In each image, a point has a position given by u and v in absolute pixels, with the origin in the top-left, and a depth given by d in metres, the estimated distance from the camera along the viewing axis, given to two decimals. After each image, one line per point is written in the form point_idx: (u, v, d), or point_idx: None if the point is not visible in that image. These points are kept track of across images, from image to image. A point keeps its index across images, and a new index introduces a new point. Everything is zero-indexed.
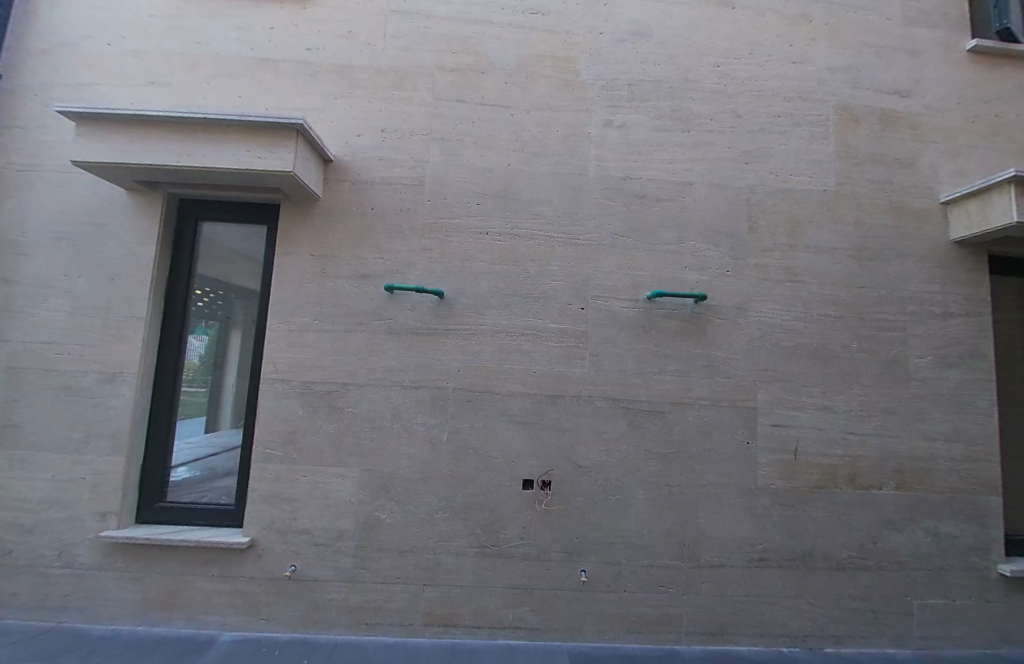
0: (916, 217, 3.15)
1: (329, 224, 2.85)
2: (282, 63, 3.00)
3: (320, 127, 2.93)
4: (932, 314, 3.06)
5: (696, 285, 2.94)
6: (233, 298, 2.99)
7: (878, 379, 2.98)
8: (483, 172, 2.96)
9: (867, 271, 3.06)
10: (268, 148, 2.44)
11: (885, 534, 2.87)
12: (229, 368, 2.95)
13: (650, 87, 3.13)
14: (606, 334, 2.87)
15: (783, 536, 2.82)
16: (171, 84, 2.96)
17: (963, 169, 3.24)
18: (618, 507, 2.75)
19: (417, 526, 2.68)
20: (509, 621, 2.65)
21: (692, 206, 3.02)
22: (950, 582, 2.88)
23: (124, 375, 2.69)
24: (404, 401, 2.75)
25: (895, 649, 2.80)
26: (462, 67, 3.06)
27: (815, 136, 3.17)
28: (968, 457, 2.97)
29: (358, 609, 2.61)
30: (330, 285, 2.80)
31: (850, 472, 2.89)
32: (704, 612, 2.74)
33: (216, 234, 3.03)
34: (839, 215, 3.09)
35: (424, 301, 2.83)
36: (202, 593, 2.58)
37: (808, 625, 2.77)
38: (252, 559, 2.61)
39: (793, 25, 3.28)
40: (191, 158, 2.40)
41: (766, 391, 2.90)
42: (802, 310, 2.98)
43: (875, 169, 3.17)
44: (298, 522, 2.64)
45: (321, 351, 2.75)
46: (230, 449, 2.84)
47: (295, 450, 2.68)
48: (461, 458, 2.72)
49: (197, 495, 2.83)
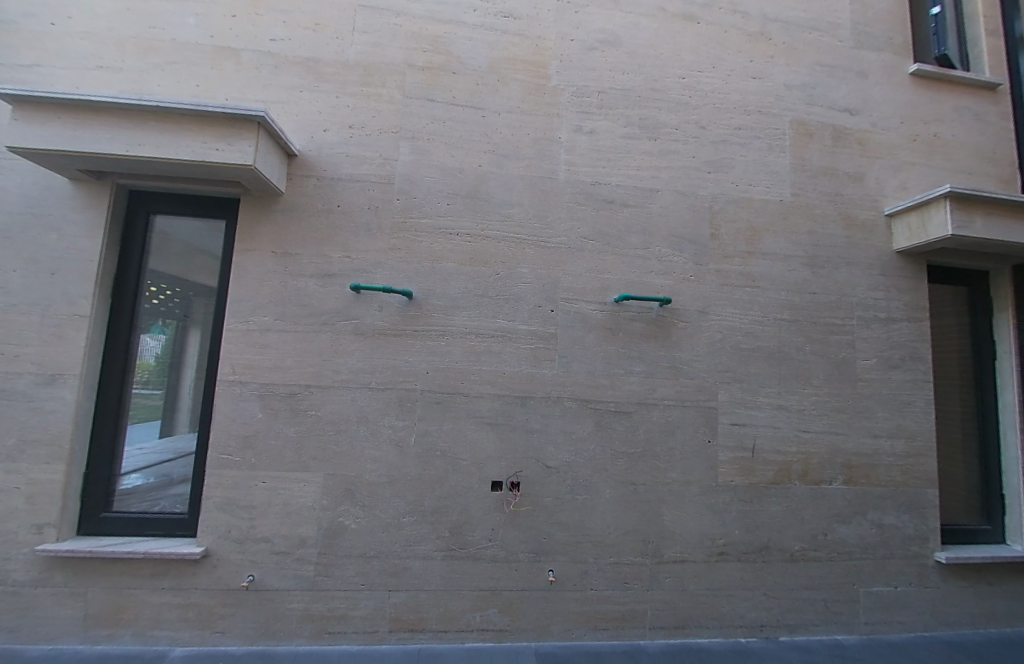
0: (863, 227, 3.35)
1: (293, 220, 2.76)
2: (243, 53, 2.89)
3: (284, 120, 2.84)
4: (878, 319, 3.27)
5: (661, 289, 3.02)
6: (191, 294, 2.85)
7: (829, 380, 3.15)
8: (454, 173, 2.95)
9: (820, 278, 3.23)
10: (225, 140, 2.33)
11: (834, 526, 3.04)
12: (186, 368, 2.81)
13: (619, 96, 3.20)
14: (575, 336, 2.91)
15: (741, 531, 2.94)
16: (123, 69, 2.79)
17: (904, 184, 3.48)
18: (585, 507, 2.79)
19: (383, 531, 2.63)
20: (476, 624, 2.64)
21: (658, 212, 3.11)
22: (892, 570, 3.08)
23: (66, 378, 2.51)
24: (371, 403, 2.69)
25: (844, 636, 2.96)
26: (433, 66, 3.04)
27: (772, 149, 3.33)
28: (909, 452, 3.18)
29: (321, 618, 2.53)
30: (293, 284, 2.71)
31: (803, 467, 3.04)
32: (667, 607, 2.82)
33: (171, 227, 2.88)
34: (794, 224, 3.26)
35: (392, 301, 2.78)
36: (151, 607, 2.43)
37: (763, 615, 2.90)
38: (205, 570, 2.48)
39: (753, 42, 3.44)
40: (142, 147, 2.27)
41: (726, 391, 3.02)
42: (760, 314, 3.12)
43: (826, 181, 3.36)
44: (256, 530, 2.54)
45: (284, 352, 2.66)
46: (186, 455, 2.70)
47: (254, 455, 2.57)
48: (429, 461, 2.69)
49: (149, 503, 2.68)
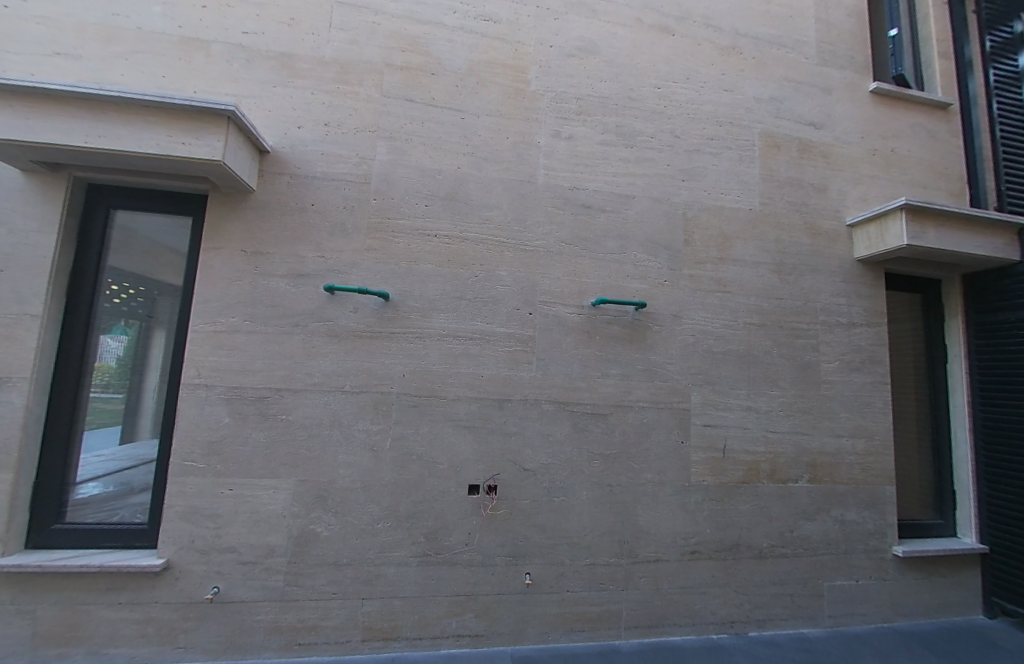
0: (827, 236, 3.51)
1: (264, 219, 2.68)
2: (213, 45, 2.79)
3: (255, 114, 2.76)
4: (840, 323, 3.43)
5: (637, 294, 3.08)
6: (155, 293, 2.73)
7: (795, 382, 3.27)
8: (432, 174, 2.93)
9: (786, 284, 3.36)
10: (193, 133, 2.25)
11: (800, 522, 3.15)
12: (150, 370, 2.68)
13: (596, 103, 3.25)
14: (553, 339, 2.93)
15: (713, 529, 3.01)
16: (82, 57, 2.65)
17: (864, 195, 3.66)
18: (562, 509, 2.80)
19: (356, 538, 2.57)
20: (452, 630, 2.62)
21: (634, 218, 3.17)
22: (854, 564, 3.22)
23: (15, 382, 2.35)
24: (345, 406, 2.63)
25: (809, 629, 3.07)
26: (411, 66, 3.01)
27: (743, 160, 3.45)
28: (869, 450, 3.34)
29: (291, 629, 2.46)
30: (263, 284, 2.63)
31: (771, 466, 3.15)
32: (642, 606, 2.86)
33: (134, 223, 2.75)
34: (763, 232, 3.38)
35: (368, 301, 2.73)
36: (106, 624, 2.30)
37: (734, 611, 2.98)
38: (167, 583, 2.36)
39: (725, 56, 3.56)
40: (102, 139, 2.16)
41: (699, 393, 3.10)
42: (730, 318, 3.22)
43: (793, 192, 3.50)
44: (222, 539, 2.44)
45: (253, 353, 2.58)
46: (149, 461, 2.57)
47: (220, 461, 2.48)
48: (405, 465, 2.65)
49: (107, 513, 2.53)
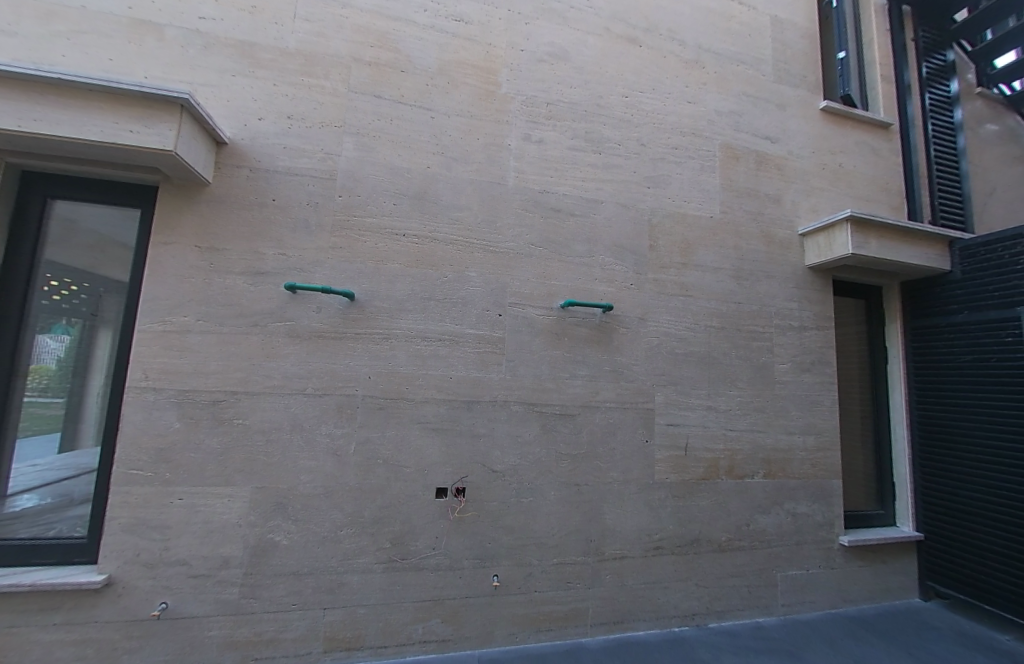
0: (782, 244, 3.71)
1: (221, 213, 2.56)
2: (167, 29, 2.65)
3: (212, 104, 2.63)
4: (792, 326, 3.63)
5: (604, 296, 3.16)
6: (100, 290, 2.55)
7: (751, 382, 3.44)
8: (401, 173, 2.89)
9: (744, 289, 3.53)
10: (142, 120, 2.12)
11: (756, 516, 3.31)
12: (93, 373, 2.50)
13: (566, 108, 3.31)
14: (522, 340, 2.95)
15: (675, 525, 3.11)
16: (15, 33, 2.42)
17: (814, 207, 3.90)
18: (530, 509, 2.82)
19: (318, 546, 2.48)
20: (418, 636, 2.58)
21: (602, 223, 3.24)
22: (805, 555, 3.40)
23: None
24: (306, 410, 2.55)
25: (764, 619, 3.23)
26: (379, 62, 2.96)
27: (704, 169, 3.59)
28: (818, 446, 3.55)
29: (246, 644, 2.35)
30: (218, 282, 2.51)
31: (729, 463, 3.29)
32: (608, 603, 2.92)
33: (77, 214, 2.56)
34: (723, 240, 3.53)
35: (333, 301, 2.66)
36: (35, 648, 2.09)
37: (695, 604, 3.10)
38: (109, 599, 2.20)
39: (688, 69, 3.70)
40: (36, 123, 2.00)
41: (663, 393, 3.20)
42: (692, 321, 3.34)
43: (750, 201, 3.68)
44: (171, 552, 2.31)
45: (207, 355, 2.45)
46: (91, 470, 2.40)
47: (170, 469, 2.34)
48: (370, 470, 2.60)
49: (42, 528, 2.33)
